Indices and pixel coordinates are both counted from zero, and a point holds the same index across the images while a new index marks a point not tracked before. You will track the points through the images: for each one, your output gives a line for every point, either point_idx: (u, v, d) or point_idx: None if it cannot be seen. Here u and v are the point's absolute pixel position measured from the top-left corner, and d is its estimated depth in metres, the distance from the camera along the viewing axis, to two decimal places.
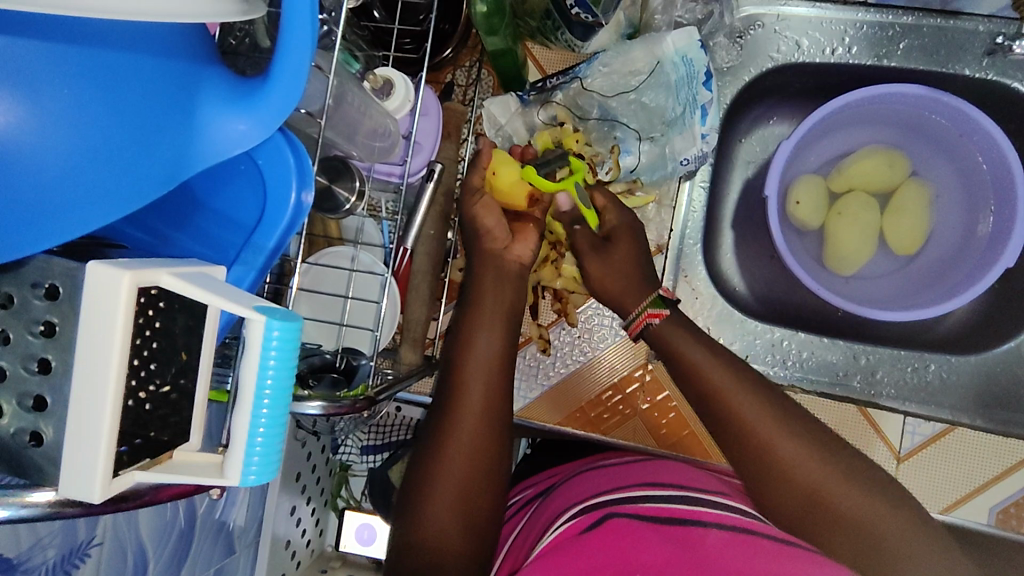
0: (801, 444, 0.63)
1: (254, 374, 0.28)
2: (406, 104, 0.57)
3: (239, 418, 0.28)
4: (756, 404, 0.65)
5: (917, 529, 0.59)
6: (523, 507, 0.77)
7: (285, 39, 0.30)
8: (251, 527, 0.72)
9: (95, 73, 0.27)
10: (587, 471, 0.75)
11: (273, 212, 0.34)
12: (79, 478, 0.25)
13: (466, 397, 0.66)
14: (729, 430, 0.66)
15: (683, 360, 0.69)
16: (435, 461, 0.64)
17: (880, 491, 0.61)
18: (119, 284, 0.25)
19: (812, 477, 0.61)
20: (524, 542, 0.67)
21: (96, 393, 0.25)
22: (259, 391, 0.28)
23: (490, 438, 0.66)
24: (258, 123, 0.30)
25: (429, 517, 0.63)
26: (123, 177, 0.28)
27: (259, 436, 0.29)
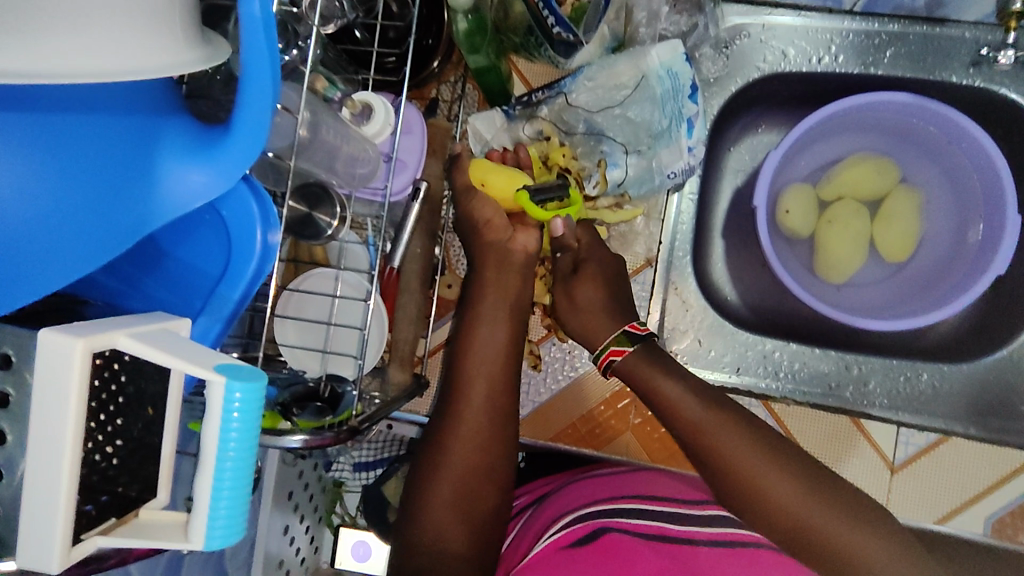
0: (779, 464, 0.62)
1: (215, 440, 0.28)
2: (385, 128, 0.56)
3: (202, 483, 0.28)
4: (728, 426, 0.64)
5: (897, 549, 0.59)
6: (517, 514, 0.75)
7: (245, 90, 0.29)
8: (243, 549, 0.71)
9: (47, 138, 0.26)
10: (583, 479, 0.74)
11: (239, 262, 0.34)
12: (36, 549, 0.25)
13: (467, 400, 0.68)
14: (707, 459, 0.64)
15: (660, 393, 0.67)
16: (435, 465, 0.66)
17: (857, 510, 0.61)
18: (72, 354, 0.24)
19: (791, 501, 0.60)
20: (516, 550, 0.66)
21: (53, 463, 0.24)
22: (221, 455, 0.28)
23: (490, 444, 0.67)
24: (219, 175, 0.30)
25: (429, 519, 0.64)
26: (85, 236, 0.28)
27: (223, 499, 0.28)
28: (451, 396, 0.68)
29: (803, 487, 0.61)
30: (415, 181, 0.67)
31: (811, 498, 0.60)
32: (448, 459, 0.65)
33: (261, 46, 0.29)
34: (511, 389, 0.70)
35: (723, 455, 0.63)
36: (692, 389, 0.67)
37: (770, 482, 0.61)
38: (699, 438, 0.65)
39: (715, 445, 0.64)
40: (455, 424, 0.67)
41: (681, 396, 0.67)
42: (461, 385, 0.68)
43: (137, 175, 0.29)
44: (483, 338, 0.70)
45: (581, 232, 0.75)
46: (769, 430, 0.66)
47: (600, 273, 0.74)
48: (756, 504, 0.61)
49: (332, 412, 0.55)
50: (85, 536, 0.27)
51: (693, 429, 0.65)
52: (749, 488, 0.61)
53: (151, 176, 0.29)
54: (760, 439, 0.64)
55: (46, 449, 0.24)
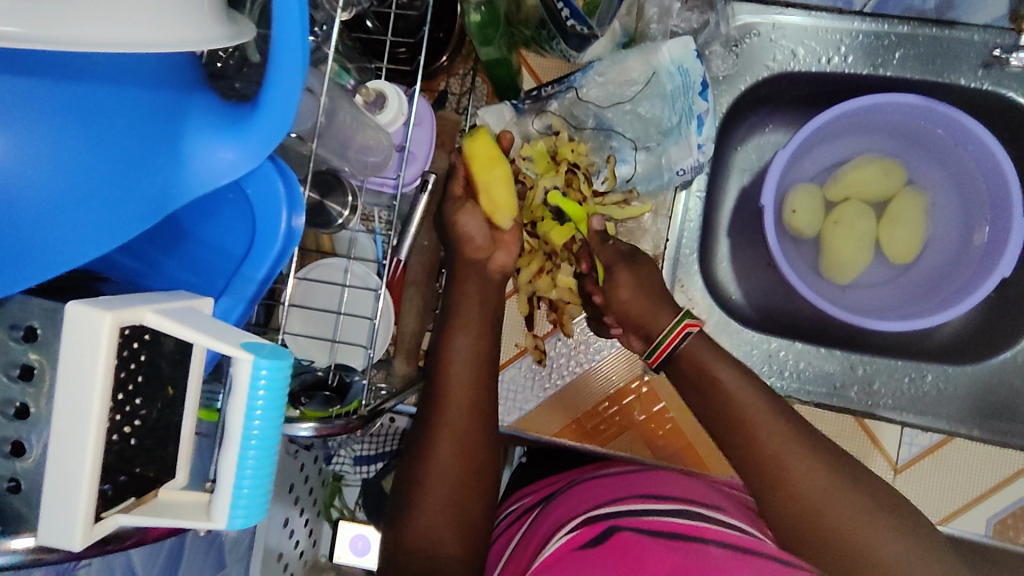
0: (801, 453, 0.64)
1: (242, 415, 0.27)
2: (400, 117, 0.56)
3: (227, 459, 0.28)
4: (770, 421, 0.65)
5: (916, 549, 0.60)
6: (518, 518, 0.74)
7: (275, 69, 0.29)
8: (243, 540, 0.71)
9: (79, 107, 0.26)
10: (589, 480, 0.73)
11: (263, 241, 0.33)
12: (58, 527, 0.24)
13: (446, 405, 0.67)
14: (735, 437, 0.66)
15: (693, 367, 0.69)
16: (425, 471, 0.65)
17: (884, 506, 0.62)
18: (100, 326, 0.24)
19: (805, 492, 0.62)
20: (522, 550, 0.67)
21: (76, 442, 0.24)
22: (246, 432, 0.28)
23: (474, 444, 0.67)
24: (248, 152, 0.30)
25: (421, 526, 0.63)
26: (110, 210, 0.27)
27: (247, 477, 0.28)
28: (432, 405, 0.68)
29: (834, 481, 0.62)
30: (424, 173, 0.66)
31: (838, 491, 0.62)
32: (435, 463, 0.65)
33: (292, 25, 0.28)
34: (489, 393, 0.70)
35: (751, 438, 0.65)
36: (749, 388, 0.67)
37: (805, 476, 0.62)
38: (727, 414, 0.67)
39: (754, 437, 0.65)
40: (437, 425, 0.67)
41: (731, 386, 0.67)
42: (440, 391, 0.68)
43: (166, 148, 0.28)
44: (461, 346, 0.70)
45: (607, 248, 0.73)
46: (813, 430, 0.67)
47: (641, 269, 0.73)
48: (784, 501, 0.62)
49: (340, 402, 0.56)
50: (105, 514, 0.27)
51: (734, 419, 0.66)
52: (775, 480, 0.63)
53: (177, 151, 0.29)
54: (792, 435, 0.65)
55: (69, 425, 0.24)
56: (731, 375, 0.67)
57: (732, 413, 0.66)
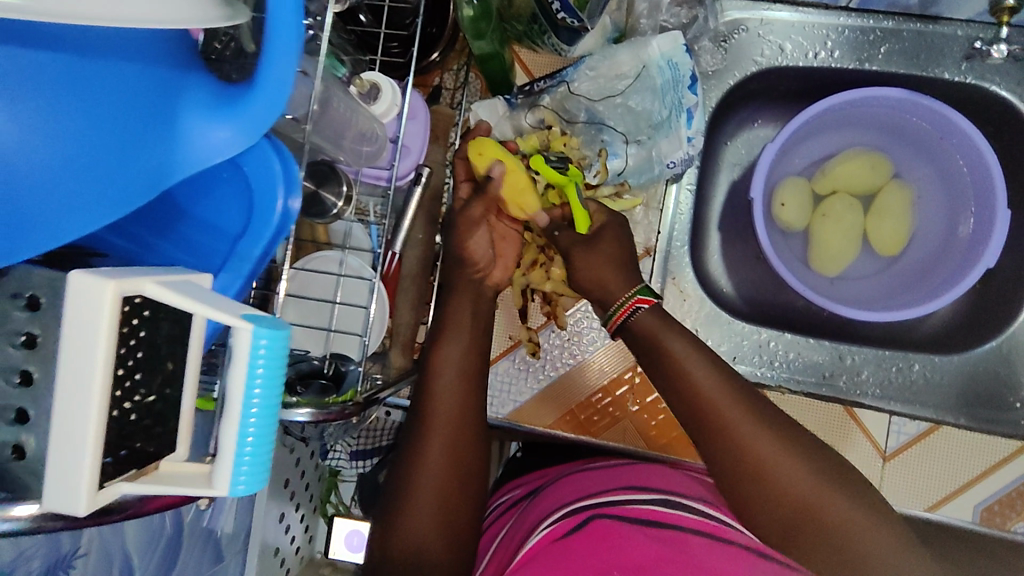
0: (785, 444, 0.62)
1: (242, 388, 0.28)
2: (393, 108, 0.57)
3: (228, 432, 0.28)
4: (750, 419, 0.63)
5: (897, 542, 0.60)
6: (506, 510, 0.76)
7: (268, 51, 0.29)
8: (240, 535, 0.70)
9: (80, 83, 0.26)
10: (575, 472, 0.74)
11: (260, 219, 0.34)
12: (61, 493, 0.25)
13: (435, 405, 0.67)
14: (705, 430, 0.64)
15: (666, 350, 0.67)
16: (410, 473, 0.65)
17: (867, 499, 0.62)
18: (103, 293, 0.24)
19: (792, 481, 0.60)
20: (509, 541, 0.67)
21: (76, 407, 0.24)
22: (246, 401, 0.28)
23: (462, 444, 0.66)
24: (242, 131, 0.30)
25: (406, 528, 0.63)
26: (108, 184, 0.28)
27: (248, 446, 0.28)
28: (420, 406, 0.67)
29: (815, 471, 0.61)
30: (418, 166, 0.67)
31: (822, 486, 0.61)
32: (422, 464, 0.65)
33: (288, 7, 0.29)
34: (475, 395, 0.68)
35: (727, 427, 0.63)
36: (728, 383, 0.65)
37: (787, 472, 0.61)
38: (700, 401, 0.64)
39: (732, 432, 0.62)
40: (427, 424, 0.66)
41: (705, 381, 0.64)
42: (427, 393, 0.67)
43: (162, 127, 0.29)
44: (449, 349, 0.69)
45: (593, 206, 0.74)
46: (786, 419, 0.66)
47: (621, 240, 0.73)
48: (766, 497, 0.61)
49: (335, 390, 0.57)
50: (110, 483, 0.28)
51: (709, 413, 0.63)
52: (756, 472, 0.61)
53: (173, 129, 0.29)
54: (773, 423, 0.63)
55: (73, 391, 0.24)
56: (705, 365, 0.65)
57: (707, 408, 0.63)
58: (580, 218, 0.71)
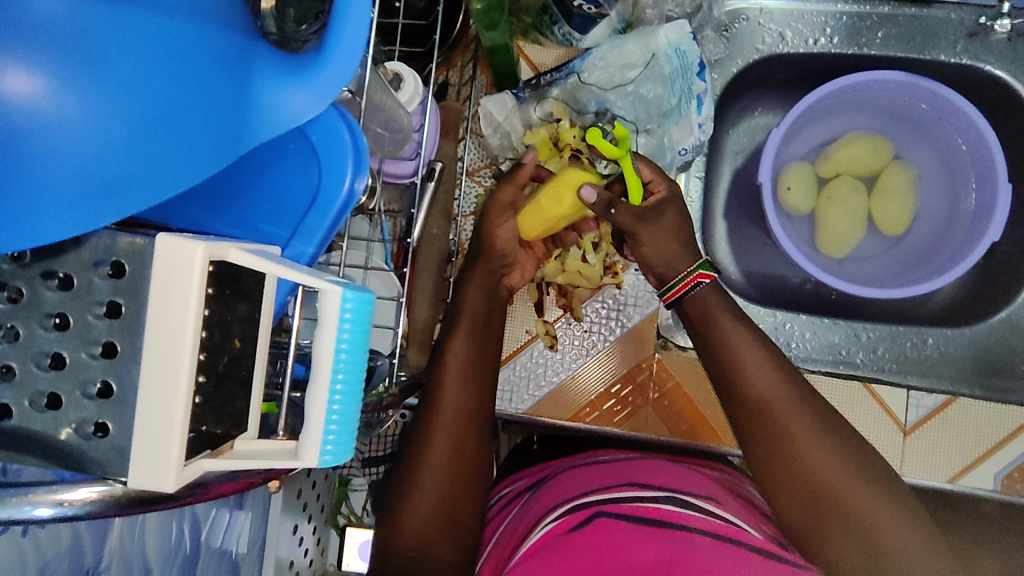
0: (823, 436, 0.62)
1: (331, 351, 0.29)
2: (417, 96, 0.56)
3: (317, 399, 0.29)
4: (785, 389, 0.64)
5: (923, 548, 0.57)
6: (509, 502, 0.72)
7: (341, 12, 0.29)
8: (254, 549, 0.67)
9: (165, 40, 0.26)
10: (580, 466, 0.72)
11: (328, 191, 0.35)
12: (150, 470, 0.25)
13: (443, 400, 0.65)
14: (745, 405, 0.64)
15: (715, 322, 0.68)
16: (416, 468, 0.62)
17: (895, 501, 0.60)
18: (193, 256, 0.24)
19: (823, 470, 0.60)
20: (513, 530, 0.64)
21: (169, 372, 0.24)
22: (334, 364, 0.29)
23: (468, 438, 0.64)
24: (316, 96, 0.29)
25: (405, 522, 0.60)
26: (188, 147, 0.27)
27: (335, 412, 0.29)
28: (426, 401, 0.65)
29: (847, 465, 0.60)
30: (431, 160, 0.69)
31: (850, 477, 0.60)
32: (428, 459, 0.62)
33: None
34: (482, 393, 0.67)
35: (767, 404, 0.63)
36: (772, 367, 0.65)
37: (817, 458, 0.60)
38: (739, 383, 0.65)
39: (773, 413, 0.63)
40: (433, 416, 0.64)
41: (760, 377, 0.64)
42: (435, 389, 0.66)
43: (238, 89, 0.28)
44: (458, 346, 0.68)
45: (649, 171, 0.71)
46: (825, 406, 0.65)
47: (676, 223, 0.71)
48: (794, 480, 0.60)
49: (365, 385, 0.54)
50: (193, 458, 0.27)
51: (747, 396, 0.64)
52: (789, 455, 0.61)
53: (247, 94, 0.29)
54: (813, 411, 0.63)
55: (164, 354, 0.24)
56: (749, 350, 0.66)
57: (745, 391, 0.64)
58: (635, 191, 0.67)
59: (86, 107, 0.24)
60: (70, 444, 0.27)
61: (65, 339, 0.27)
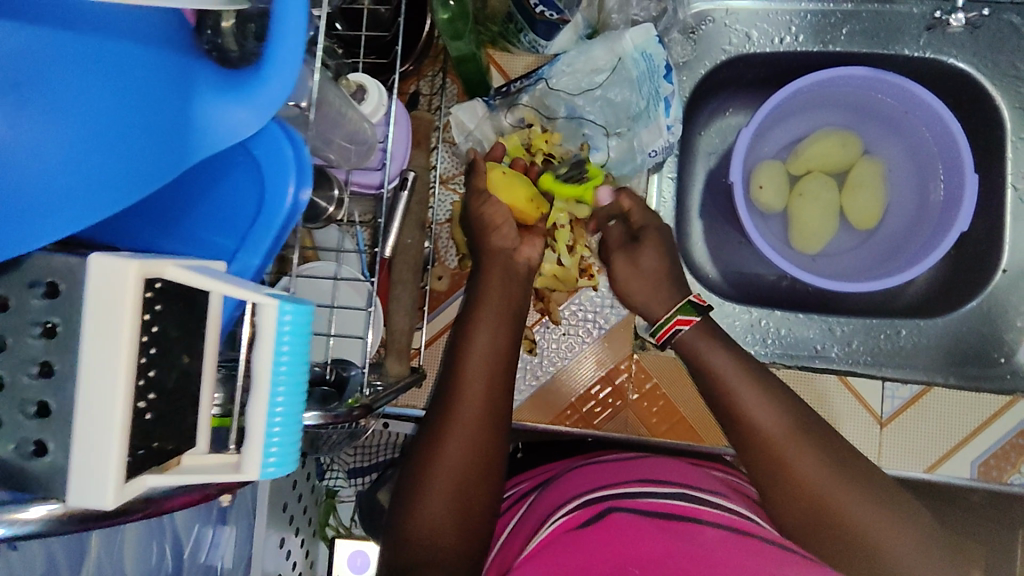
0: (818, 441, 0.64)
1: (268, 364, 0.30)
2: (380, 108, 0.57)
3: (257, 410, 0.30)
4: (759, 394, 0.67)
5: (918, 547, 0.59)
6: (515, 502, 0.72)
7: (277, 30, 0.29)
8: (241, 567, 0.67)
9: (99, 62, 0.26)
10: (582, 466, 0.72)
11: (272, 205, 0.35)
12: (89, 487, 0.25)
13: (465, 397, 0.66)
14: (746, 407, 0.66)
15: (693, 343, 0.71)
16: (432, 457, 0.64)
17: (892, 504, 0.61)
18: (126, 275, 0.25)
19: (821, 474, 0.61)
20: (520, 531, 0.64)
21: (106, 390, 0.25)
22: (274, 379, 0.30)
23: (485, 431, 0.66)
24: (255, 112, 0.30)
25: (422, 511, 0.61)
26: (125, 165, 0.27)
27: (276, 425, 0.30)
28: (450, 394, 0.67)
29: (841, 470, 0.62)
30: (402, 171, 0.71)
31: (836, 482, 0.61)
32: (445, 450, 0.64)
33: None
34: (506, 388, 0.69)
35: (765, 409, 0.65)
36: (754, 378, 0.68)
37: (803, 465, 0.62)
38: (731, 386, 0.68)
39: (767, 418, 0.65)
40: (455, 405, 0.66)
41: (738, 392, 0.67)
42: (460, 381, 0.68)
43: (174, 107, 0.28)
44: (483, 340, 0.70)
45: (627, 202, 0.78)
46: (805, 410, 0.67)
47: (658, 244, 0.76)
48: (788, 490, 0.62)
49: (338, 398, 0.55)
50: (134, 475, 0.27)
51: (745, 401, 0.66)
52: (790, 456, 0.63)
53: (187, 112, 0.29)
54: (806, 421, 0.66)
55: (100, 373, 0.25)
56: (725, 365, 0.69)
57: (736, 395, 0.67)
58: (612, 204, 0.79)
59: (21, 129, 0.25)
60: (12, 465, 0.27)
61: (6, 359, 0.27)
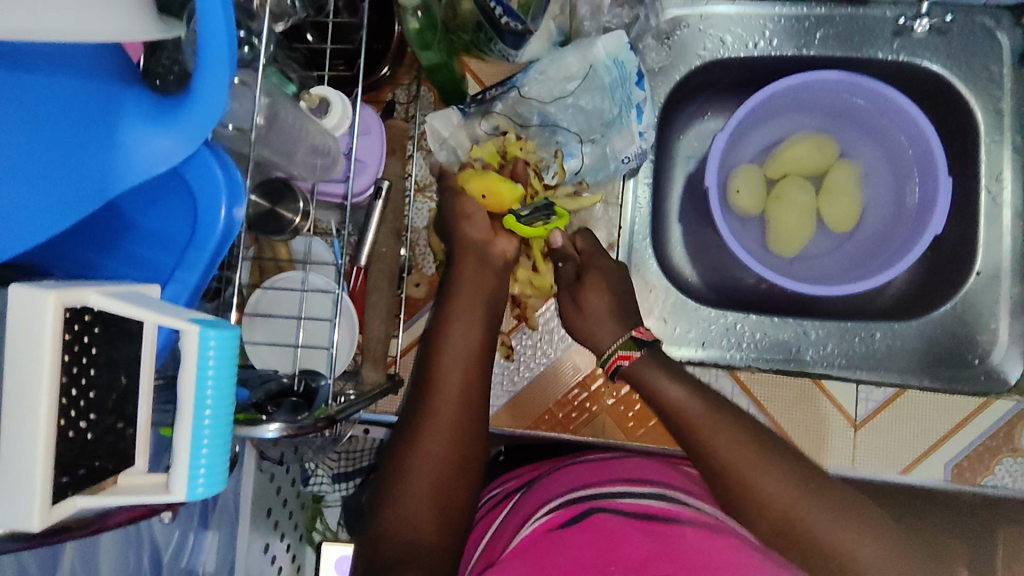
0: (774, 455, 0.65)
1: (193, 389, 0.30)
2: (344, 121, 0.57)
3: (181, 434, 0.30)
4: (715, 414, 0.68)
5: (886, 547, 0.60)
6: (500, 501, 0.73)
7: (201, 59, 0.30)
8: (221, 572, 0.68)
9: (28, 98, 0.28)
10: (569, 464, 0.72)
11: (203, 228, 0.35)
12: (17, 510, 0.26)
13: (440, 395, 0.67)
14: (701, 429, 0.67)
15: (646, 376, 0.71)
16: (408, 457, 0.64)
17: (855, 509, 0.62)
18: (44, 305, 0.26)
19: (779, 488, 0.63)
20: (504, 529, 0.65)
21: (30, 418, 0.26)
22: (199, 404, 0.30)
23: (462, 429, 0.66)
24: (183, 138, 0.31)
25: (401, 511, 0.62)
26: (53, 194, 0.28)
27: (203, 447, 0.30)
28: (426, 392, 0.68)
29: (801, 480, 0.63)
30: (375, 180, 0.71)
31: (804, 491, 0.62)
32: (421, 449, 0.64)
33: (218, 15, 0.29)
34: (483, 385, 0.70)
35: (720, 429, 0.67)
36: (705, 401, 0.69)
37: (761, 478, 0.63)
38: (683, 412, 0.68)
39: (721, 439, 0.66)
40: (432, 402, 0.67)
41: (694, 407, 0.68)
42: (434, 380, 0.69)
43: (102, 136, 0.30)
44: (456, 337, 0.71)
45: (581, 243, 0.79)
46: (759, 428, 0.68)
47: (603, 278, 0.76)
48: (750, 509, 0.63)
49: (307, 409, 0.55)
50: (64, 497, 0.28)
51: (701, 421, 0.67)
52: (746, 475, 0.63)
53: (113, 139, 0.30)
54: (761, 438, 0.67)
55: (25, 402, 0.26)
56: (678, 384, 0.70)
57: (693, 417, 0.68)
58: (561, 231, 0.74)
59: None
60: None
61: None
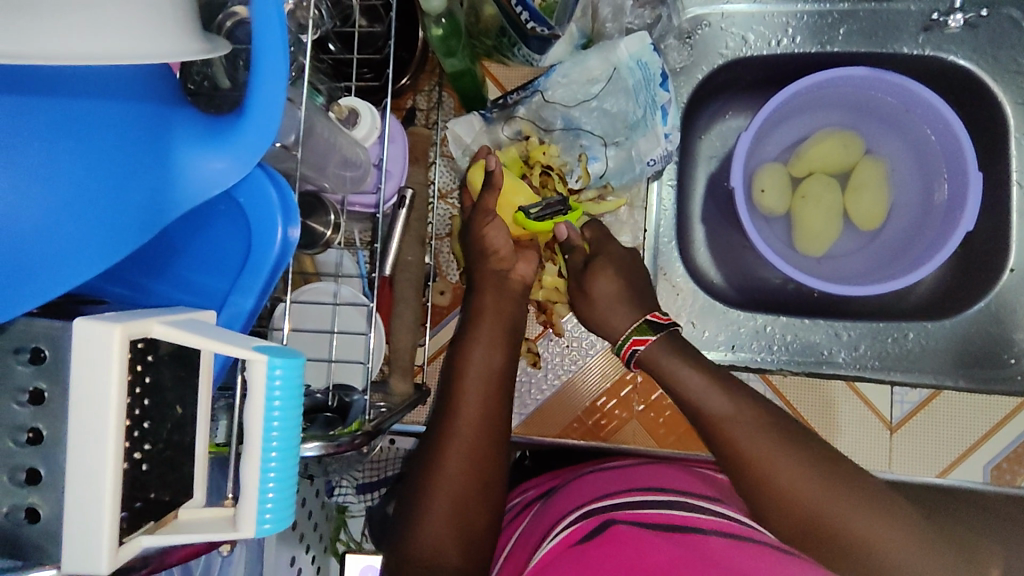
0: (795, 450, 0.63)
1: (260, 421, 0.29)
2: (373, 132, 0.56)
3: (250, 466, 0.30)
4: (737, 405, 0.66)
5: (912, 547, 0.57)
6: (522, 511, 0.72)
7: (257, 73, 0.29)
8: None
9: (72, 123, 0.27)
10: (590, 473, 0.71)
11: (259, 252, 0.34)
12: (84, 552, 0.26)
13: (462, 412, 0.66)
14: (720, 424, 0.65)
15: (665, 367, 0.69)
16: (429, 478, 0.63)
17: (881, 506, 0.60)
18: (111, 337, 0.26)
19: (801, 483, 0.60)
20: (525, 543, 0.63)
21: (93, 455, 0.26)
22: (266, 436, 0.30)
23: (484, 448, 0.65)
24: (237, 159, 0.30)
25: (422, 533, 0.61)
26: (108, 225, 0.28)
27: (270, 481, 0.30)
28: (445, 411, 0.67)
29: (825, 476, 0.61)
30: (401, 188, 0.70)
31: (824, 489, 0.60)
32: (443, 468, 0.63)
33: (274, 30, 0.29)
34: (502, 397, 0.69)
35: (737, 424, 0.64)
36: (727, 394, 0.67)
37: (781, 474, 0.61)
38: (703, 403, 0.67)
39: (740, 434, 0.64)
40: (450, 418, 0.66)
41: (715, 407, 0.66)
42: (456, 399, 0.67)
43: (154, 159, 0.29)
44: (479, 358, 0.70)
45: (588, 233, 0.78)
46: (782, 418, 0.66)
47: (613, 264, 0.74)
48: (774, 505, 0.61)
49: (342, 423, 0.55)
50: (128, 536, 0.27)
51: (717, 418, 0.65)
52: (769, 470, 0.61)
53: (167, 164, 0.29)
54: (782, 432, 0.64)
55: (84, 441, 0.26)
56: (699, 384, 0.67)
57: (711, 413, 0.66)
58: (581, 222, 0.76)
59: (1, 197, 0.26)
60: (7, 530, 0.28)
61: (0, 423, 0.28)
